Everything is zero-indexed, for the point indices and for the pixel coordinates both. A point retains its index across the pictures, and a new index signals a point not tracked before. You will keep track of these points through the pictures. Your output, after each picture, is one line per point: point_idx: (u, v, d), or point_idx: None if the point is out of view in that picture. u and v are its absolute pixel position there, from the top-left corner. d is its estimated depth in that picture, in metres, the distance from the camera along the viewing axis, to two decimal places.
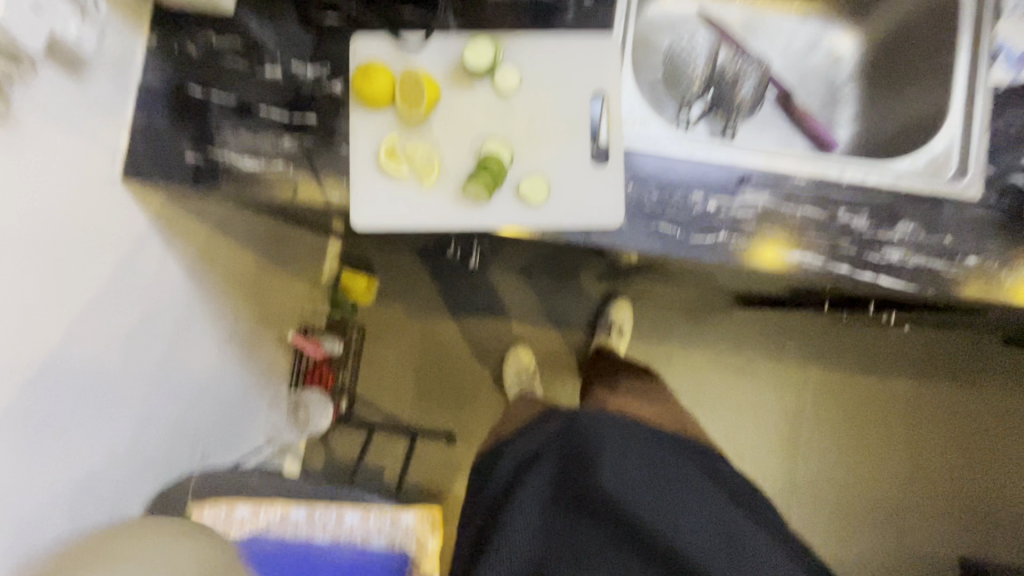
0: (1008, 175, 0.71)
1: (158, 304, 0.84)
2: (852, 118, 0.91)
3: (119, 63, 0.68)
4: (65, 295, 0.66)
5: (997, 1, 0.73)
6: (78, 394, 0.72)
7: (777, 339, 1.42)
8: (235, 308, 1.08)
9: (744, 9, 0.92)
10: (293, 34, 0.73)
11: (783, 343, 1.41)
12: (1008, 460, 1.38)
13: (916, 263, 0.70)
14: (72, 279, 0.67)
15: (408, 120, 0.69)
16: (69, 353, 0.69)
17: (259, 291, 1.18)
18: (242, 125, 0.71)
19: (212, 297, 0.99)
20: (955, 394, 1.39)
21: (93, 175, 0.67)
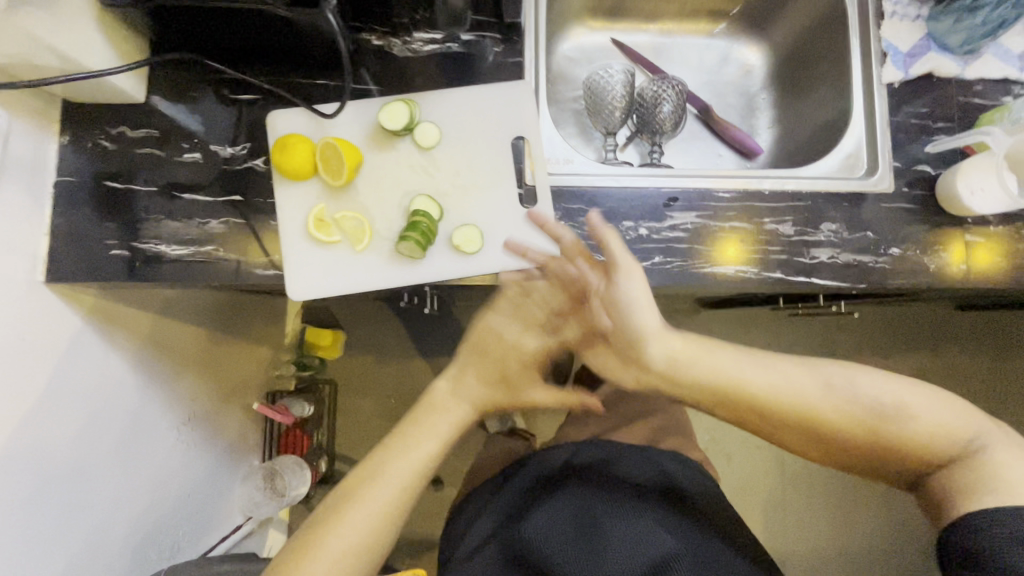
0: (916, 166, 0.74)
1: (105, 401, 0.81)
2: (771, 123, 0.95)
3: (31, 167, 0.67)
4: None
5: (877, 4, 0.77)
6: (26, 510, 0.69)
7: (745, 335, 1.46)
8: (193, 388, 1.05)
9: (653, 34, 0.96)
10: (211, 116, 0.72)
11: (752, 338, 1.46)
12: (977, 416, 1.44)
13: (844, 260, 0.73)
14: (4, 395, 0.65)
15: (333, 187, 0.69)
16: (9, 472, 0.66)
17: (217, 366, 1.15)
18: (168, 212, 0.70)
19: (165, 381, 0.96)
20: (918, 361, 1.45)
21: (15, 286, 0.65)
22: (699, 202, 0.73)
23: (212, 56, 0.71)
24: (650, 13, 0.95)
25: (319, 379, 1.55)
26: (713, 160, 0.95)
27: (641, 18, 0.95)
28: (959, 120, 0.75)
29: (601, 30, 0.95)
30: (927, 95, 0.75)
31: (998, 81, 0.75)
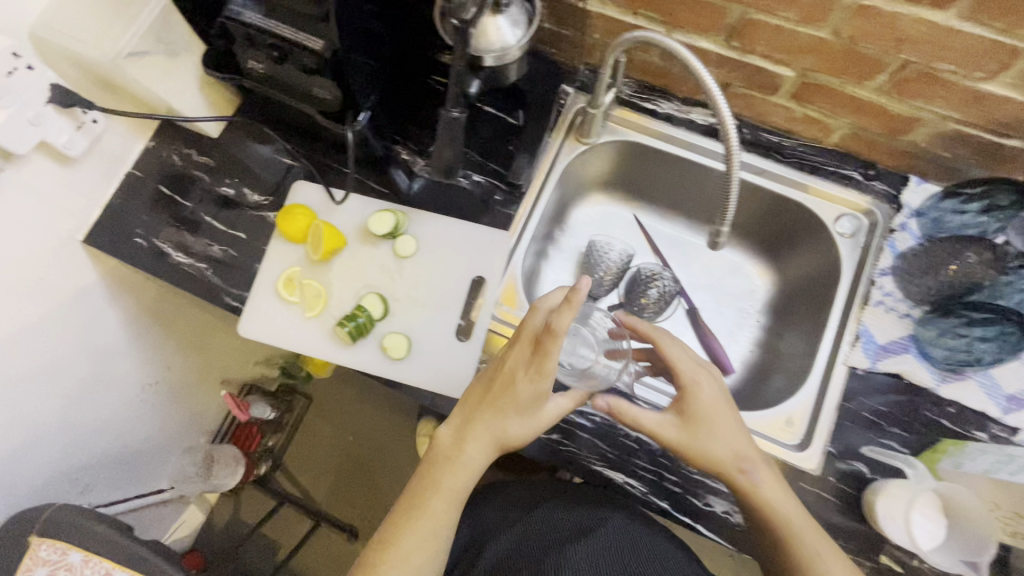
0: (851, 460, 0.70)
1: (91, 342, 0.94)
2: (751, 344, 0.94)
3: (115, 157, 0.83)
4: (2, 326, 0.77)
5: (868, 289, 0.76)
6: None
7: None
8: (171, 358, 1.17)
9: (673, 224, 1.00)
10: (252, 157, 0.88)
11: None
12: None
13: (738, 520, 0.69)
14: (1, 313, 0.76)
15: (313, 259, 0.80)
16: None
17: (203, 345, 1.26)
18: (188, 229, 0.84)
19: (149, 342, 1.08)
20: None
21: (55, 234, 0.80)
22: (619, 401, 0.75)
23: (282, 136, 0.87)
24: (670, 206, 0.99)
25: (297, 390, 1.63)
26: None
27: (664, 207, 1.00)
28: (916, 434, 0.70)
29: (622, 205, 1.01)
30: (888, 394, 0.72)
31: (973, 412, 0.70)
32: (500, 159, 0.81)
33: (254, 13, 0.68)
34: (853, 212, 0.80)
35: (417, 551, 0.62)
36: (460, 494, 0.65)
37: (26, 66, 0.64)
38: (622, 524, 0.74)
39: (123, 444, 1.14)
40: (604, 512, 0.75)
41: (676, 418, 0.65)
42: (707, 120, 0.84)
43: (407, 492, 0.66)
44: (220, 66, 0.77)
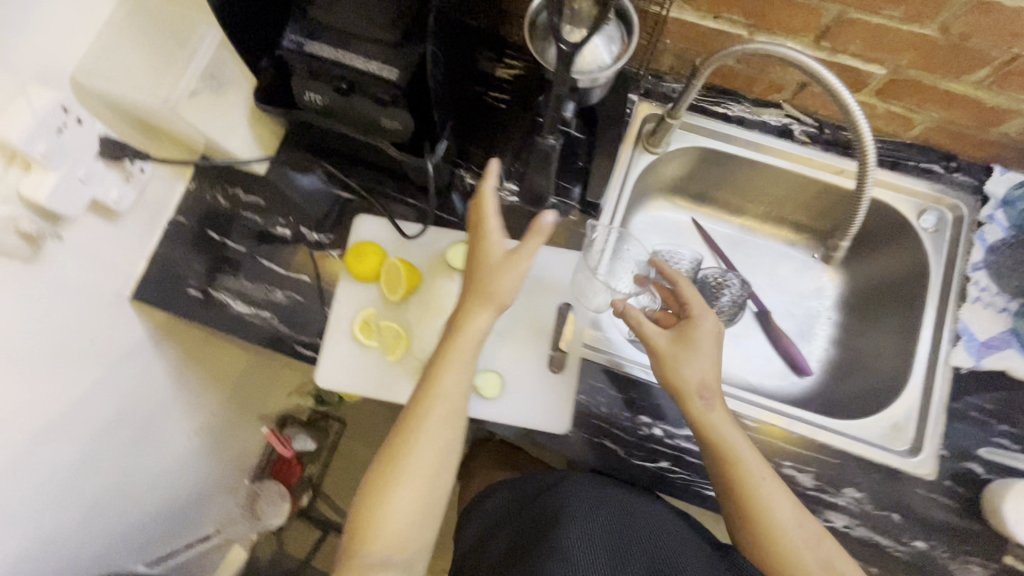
0: (964, 461, 0.70)
1: (140, 398, 0.88)
2: (828, 341, 0.93)
3: (157, 203, 0.77)
4: (55, 397, 0.70)
5: (964, 285, 0.75)
6: (48, 489, 0.74)
7: None
8: (213, 402, 1.11)
9: (734, 226, 0.98)
10: (289, 185, 0.82)
11: None
12: None
13: (860, 534, 0.68)
14: (56, 384, 0.70)
15: (388, 299, 0.75)
16: (36, 454, 0.71)
17: (241, 383, 1.20)
18: (245, 275, 0.79)
19: (193, 389, 1.02)
20: None
21: (104, 294, 0.73)
22: None
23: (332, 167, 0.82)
24: (732, 207, 0.96)
25: (329, 414, 1.55)
26: (757, 361, 0.93)
27: (725, 209, 0.97)
28: None
29: (682, 208, 0.97)
30: (993, 392, 0.71)
31: None
32: (574, 176, 0.77)
33: (320, 43, 0.62)
34: (937, 207, 0.78)
35: (404, 498, 0.60)
36: (449, 451, 0.63)
37: (76, 122, 0.57)
38: (617, 496, 0.69)
39: (173, 496, 1.09)
40: (592, 486, 0.70)
41: (674, 334, 0.67)
42: (779, 121, 0.81)
43: (384, 449, 0.63)
44: (273, 100, 0.70)
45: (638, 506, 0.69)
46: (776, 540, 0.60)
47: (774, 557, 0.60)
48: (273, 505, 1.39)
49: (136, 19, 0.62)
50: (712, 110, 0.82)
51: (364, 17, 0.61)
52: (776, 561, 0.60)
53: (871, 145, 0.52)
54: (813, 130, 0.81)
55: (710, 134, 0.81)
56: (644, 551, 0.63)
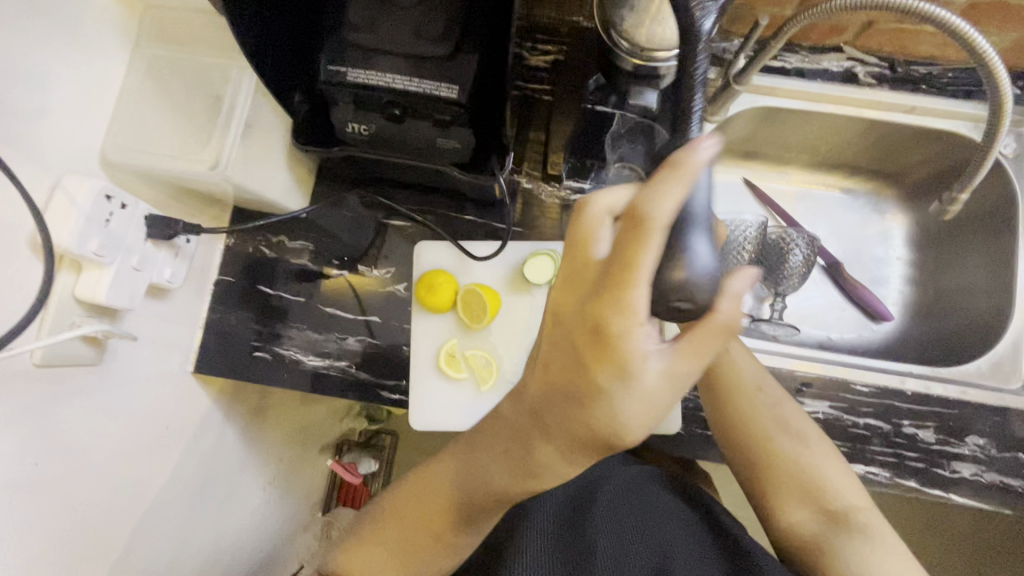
0: None
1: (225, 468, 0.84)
2: (903, 282, 0.88)
3: (202, 267, 0.71)
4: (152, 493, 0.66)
5: None
6: None
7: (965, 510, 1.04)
8: (278, 449, 1.08)
9: (789, 180, 0.93)
10: (335, 219, 0.76)
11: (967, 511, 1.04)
12: None
13: (990, 479, 0.67)
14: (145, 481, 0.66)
15: (468, 326, 0.71)
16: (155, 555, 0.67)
17: (298, 423, 1.15)
18: (308, 325, 0.73)
19: (261, 443, 0.98)
20: None
21: (169, 375, 0.68)
22: (835, 391, 0.71)
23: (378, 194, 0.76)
24: (786, 160, 0.92)
25: (380, 430, 1.49)
26: (832, 315, 0.88)
27: (779, 163, 0.92)
28: None
29: (734, 168, 0.93)
30: None
31: None
32: None
33: (362, 69, 0.56)
34: (1017, 130, 0.76)
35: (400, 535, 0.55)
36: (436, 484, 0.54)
37: (120, 206, 0.51)
38: (648, 483, 0.67)
39: (262, 551, 1.05)
40: (592, 472, 0.68)
41: None
42: (842, 65, 0.77)
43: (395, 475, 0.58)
44: (314, 139, 0.65)
45: (613, 480, 0.67)
46: (770, 447, 0.63)
47: (774, 473, 0.64)
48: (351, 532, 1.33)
49: (155, 77, 0.54)
50: (770, 65, 0.77)
51: (413, 31, 0.55)
52: (772, 463, 0.63)
53: (998, 64, 0.50)
54: (879, 70, 0.76)
55: (783, 93, 0.77)
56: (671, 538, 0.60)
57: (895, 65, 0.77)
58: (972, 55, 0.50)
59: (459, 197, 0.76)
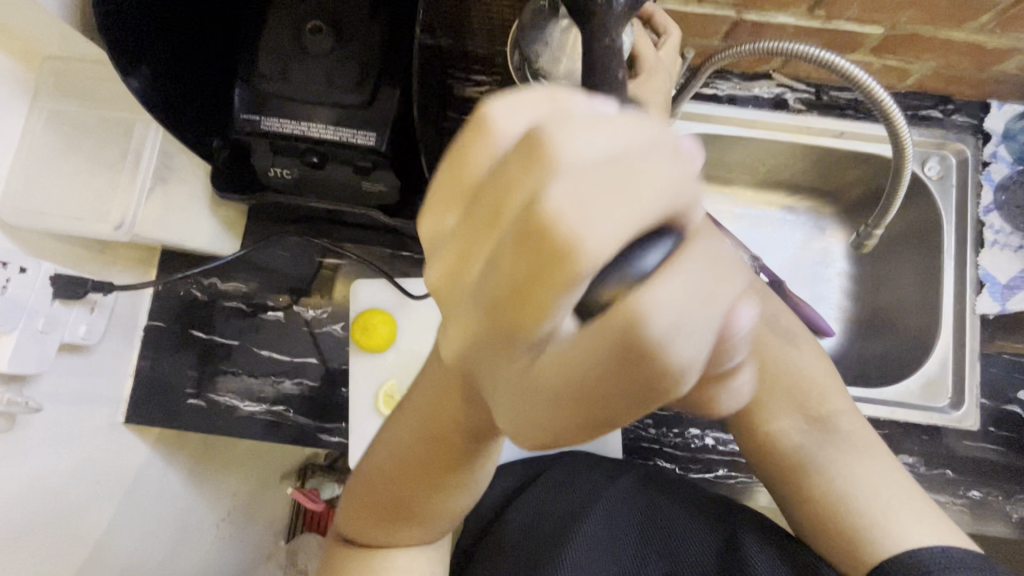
0: (1004, 402, 0.72)
1: (174, 522, 0.80)
2: (843, 297, 0.89)
3: (127, 317, 0.68)
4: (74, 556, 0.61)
5: (980, 229, 0.77)
6: None
7: None
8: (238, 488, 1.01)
9: (731, 200, 0.92)
10: (270, 259, 0.75)
11: None
12: None
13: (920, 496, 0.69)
14: (71, 544, 0.61)
15: (411, 367, 0.72)
16: None
17: (268, 455, 1.07)
18: (242, 371, 0.71)
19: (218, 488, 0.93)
20: None
21: (98, 426, 0.65)
22: None
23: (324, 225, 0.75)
24: (730, 180, 0.91)
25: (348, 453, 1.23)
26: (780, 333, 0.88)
27: (721, 184, 0.92)
28: None
29: None
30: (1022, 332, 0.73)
31: None
32: None
33: (275, 118, 0.55)
34: (940, 152, 0.78)
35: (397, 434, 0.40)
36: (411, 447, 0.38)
37: (18, 271, 0.49)
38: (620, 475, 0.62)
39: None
40: (569, 470, 0.64)
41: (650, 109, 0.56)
42: (772, 91, 0.79)
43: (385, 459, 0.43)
44: (235, 185, 0.63)
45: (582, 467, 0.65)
46: (756, 355, 0.55)
47: (768, 393, 0.54)
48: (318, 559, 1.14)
49: (58, 132, 0.52)
50: (703, 92, 0.79)
51: (326, 79, 0.55)
52: None
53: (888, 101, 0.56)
54: (808, 96, 0.79)
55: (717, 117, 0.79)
56: (674, 528, 0.57)
57: (822, 91, 0.79)
58: (867, 97, 0.57)
59: (397, 234, 0.76)
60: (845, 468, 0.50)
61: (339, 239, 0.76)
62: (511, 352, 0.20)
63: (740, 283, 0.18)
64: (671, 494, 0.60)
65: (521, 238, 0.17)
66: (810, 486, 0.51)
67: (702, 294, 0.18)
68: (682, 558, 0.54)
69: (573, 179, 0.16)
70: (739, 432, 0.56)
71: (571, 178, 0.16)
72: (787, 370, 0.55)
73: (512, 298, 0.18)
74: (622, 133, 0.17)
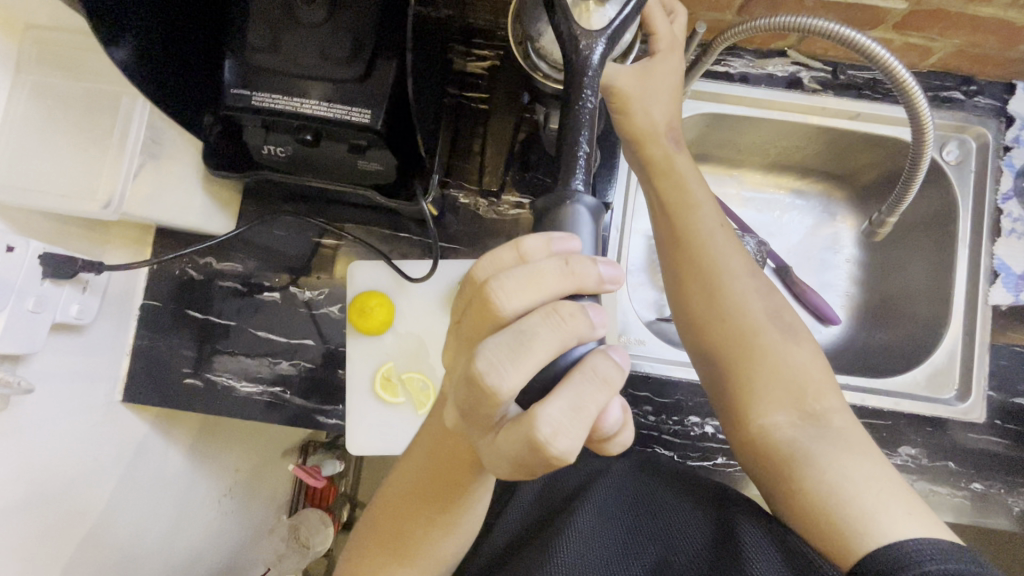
0: (1010, 395, 0.70)
1: (176, 496, 0.81)
2: (850, 285, 0.87)
3: (122, 296, 0.68)
4: (72, 531, 0.62)
5: (996, 217, 0.74)
6: None
7: None
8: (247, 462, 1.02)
9: (740, 182, 0.89)
10: (266, 238, 0.74)
11: None
12: None
13: (920, 488, 0.68)
14: (70, 519, 0.62)
15: (408, 350, 0.72)
16: None
17: (268, 432, 1.08)
18: (238, 352, 0.71)
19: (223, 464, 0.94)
20: None
21: (95, 404, 0.65)
22: None
23: (320, 203, 0.73)
24: (739, 162, 0.88)
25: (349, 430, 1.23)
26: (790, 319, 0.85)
27: (729, 166, 0.89)
28: None
29: None
30: None
31: None
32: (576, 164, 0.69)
33: (267, 93, 0.53)
34: (960, 136, 0.75)
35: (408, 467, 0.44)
36: (424, 488, 0.43)
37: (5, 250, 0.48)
38: (614, 470, 0.61)
39: (233, 555, 1.00)
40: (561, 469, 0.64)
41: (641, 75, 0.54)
42: (786, 70, 0.75)
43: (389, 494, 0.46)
44: (226, 163, 0.61)
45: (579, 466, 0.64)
46: (753, 349, 0.54)
47: (763, 387, 0.53)
48: (319, 533, 1.16)
49: (41, 105, 0.50)
50: (714, 70, 0.76)
51: (319, 52, 0.53)
52: (738, 358, 0.54)
53: (910, 80, 0.53)
54: (824, 75, 0.75)
55: (728, 95, 0.76)
56: (667, 522, 0.55)
57: (839, 70, 0.76)
58: (887, 77, 0.54)
59: (395, 214, 0.74)
60: (846, 462, 0.49)
61: (335, 219, 0.74)
62: (481, 438, 0.30)
63: (605, 400, 0.28)
64: (664, 491, 0.59)
65: (462, 385, 0.28)
66: (805, 480, 0.50)
67: (581, 409, 0.27)
68: (680, 552, 0.53)
69: (501, 330, 0.27)
70: (734, 423, 0.55)
71: (489, 353, 0.27)
72: (786, 370, 0.53)
73: (468, 408, 0.29)
74: (544, 288, 0.28)
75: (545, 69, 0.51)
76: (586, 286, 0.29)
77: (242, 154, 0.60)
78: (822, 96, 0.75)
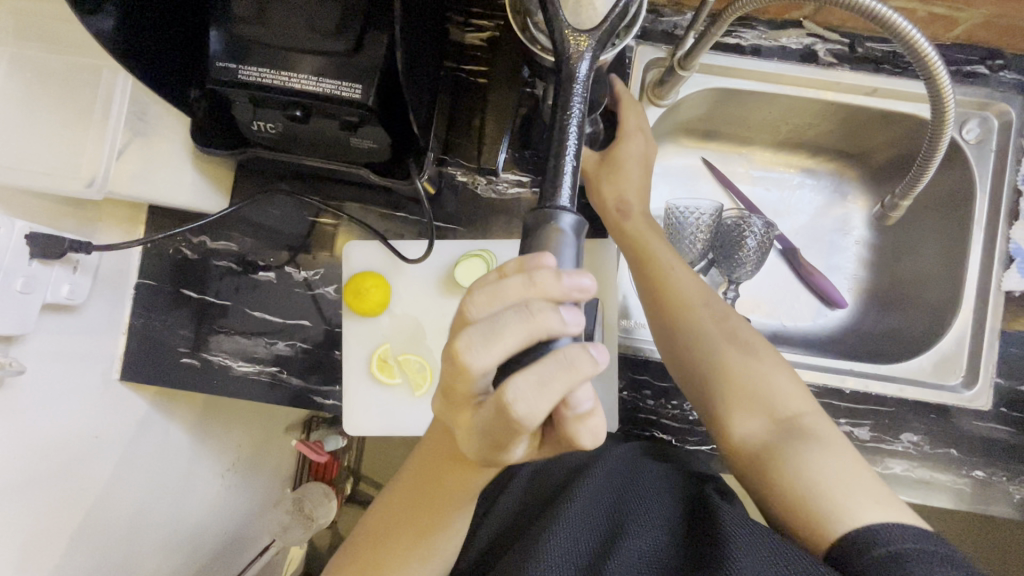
0: (1018, 383, 0.69)
1: (178, 472, 0.82)
2: (858, 268, 0.84)
3: (116, 275, 0.67)
4: (73, 507, 0.63)
5: (1015, 199, 0.71)
6: None
7: None
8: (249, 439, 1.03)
9: (748, 161, 0.86)
10: (260, 217, 0.72)
11: None
12: None
13: (920, 475, 0.67)
14: (71, 496, 0.62)
15: (405, 331, 0.71)
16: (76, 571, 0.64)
17: (270, 408, 1.08)
18: (234, 332, 0.70)
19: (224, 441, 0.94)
20: None
21: (92, 383, 0.65)
22: None
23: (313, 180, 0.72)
24: (748, 140, 0.85)
25: None
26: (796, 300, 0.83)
27: (738, 144, 0.86)
28: None
29: (692, 150, 0.85)
30: None
31: None
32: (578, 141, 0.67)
33: (254, 67, 0.51)
34: (982, 114, 0.72)
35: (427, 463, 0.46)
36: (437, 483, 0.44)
37: None
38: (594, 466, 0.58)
39: (237, 527, 1.02)
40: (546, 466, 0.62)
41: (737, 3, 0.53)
42: (801, 42, 0.72)
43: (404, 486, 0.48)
44: (213, 140, 0.59)
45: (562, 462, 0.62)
46: None
47: None
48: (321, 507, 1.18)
49: (21, 80, 0.49)
50: (724, 42, 0.72)
51: (307, 25, 0.50)
52: None
53: (932, 56, 0.50)
54: (840, 48, 0.72)
55: (737, 70, 0.72)
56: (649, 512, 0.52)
57: (857, 43, 0.72)
58: (908, 51, 0.51)
59: (390, 192, 0.72)
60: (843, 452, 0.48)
61: (330, 197, 0.72)
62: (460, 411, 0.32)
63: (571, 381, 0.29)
64: (657, 480, 0.56)
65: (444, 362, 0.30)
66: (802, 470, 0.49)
67: (542, 382, 0.29)
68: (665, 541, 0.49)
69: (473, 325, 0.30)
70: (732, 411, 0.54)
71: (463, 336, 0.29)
72: None
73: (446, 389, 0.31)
74: (510, 296, 0.30)
75: (543, 42, 0.48)
76: (553, 291, 0.30)
77: (230, 131, 0.58)
78: (837, 70, 0.72)
